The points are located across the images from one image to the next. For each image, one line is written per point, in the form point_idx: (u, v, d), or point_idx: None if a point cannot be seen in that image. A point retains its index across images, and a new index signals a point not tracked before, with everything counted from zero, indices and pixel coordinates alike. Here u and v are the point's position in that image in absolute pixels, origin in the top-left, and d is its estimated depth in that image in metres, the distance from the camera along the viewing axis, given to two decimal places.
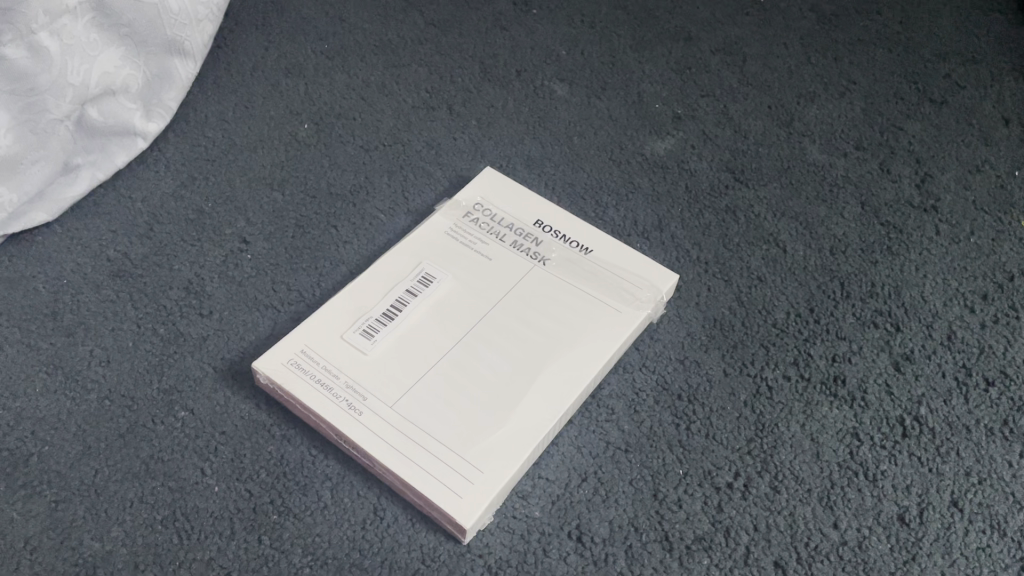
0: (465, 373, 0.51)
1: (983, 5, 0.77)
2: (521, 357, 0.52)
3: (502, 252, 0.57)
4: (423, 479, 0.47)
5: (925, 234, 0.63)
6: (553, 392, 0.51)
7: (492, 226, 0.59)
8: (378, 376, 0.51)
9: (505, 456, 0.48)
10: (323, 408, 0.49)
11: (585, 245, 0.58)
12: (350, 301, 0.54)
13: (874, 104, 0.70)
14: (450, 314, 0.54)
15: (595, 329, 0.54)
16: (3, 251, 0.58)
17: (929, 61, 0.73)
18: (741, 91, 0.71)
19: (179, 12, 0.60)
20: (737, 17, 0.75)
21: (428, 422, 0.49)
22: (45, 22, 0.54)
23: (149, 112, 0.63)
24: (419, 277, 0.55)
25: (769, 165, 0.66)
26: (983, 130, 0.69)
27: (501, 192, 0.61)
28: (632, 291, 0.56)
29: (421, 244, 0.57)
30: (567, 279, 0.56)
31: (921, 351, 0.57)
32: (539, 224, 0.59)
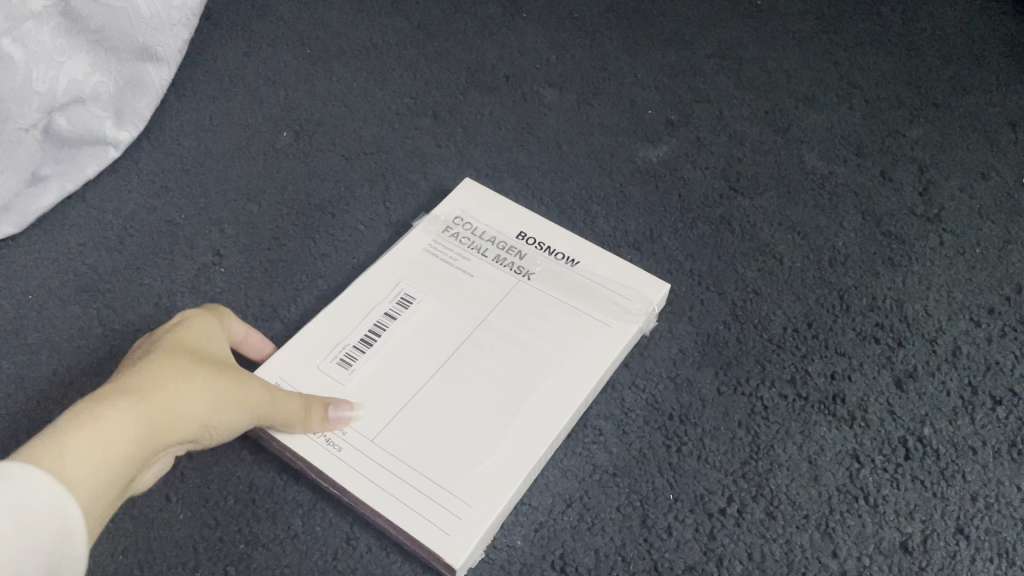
0: (449, 399, 0.49)
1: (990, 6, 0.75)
2: (509, 380, 0.50)
3: (485, 268, 0.55)
4: (407, 514, 0.44)
5: (929, 245, 0.61)
6: (544, 415, 0.48)
7: (474, 241, 0.56)
8: (356, 405, 0.48)
9: (493, 486, 0.45)
10: (299, 441, 0.47)
11: (571, 255, 0.56)
12: (326, 328, 0.51)
13: (875, 110, 0.68)
14: (431, 336, 0.51)
15: (585, 345, 0.51)
16: None
17: (933, 65, 0.71)
18: (737, 97, 0.68)
19: (151, 17, 0.58)
20: (733, 21, 0.73)
21: (411, 453, 0.47)
22: (7, 28, 0.52)
23: (121, 120, 0.61)
24: (398, 298, 0.53)
25: (765, 174, 0.64)
26: (988, 136, 0.67)
27: (482, 205, 0.58)
28: (620, 302, 0.53)
29: (399, 263, 0.55)
30: (554, 293, 0.54)
31: (924, 368, 0.55)
32: (523, 237, 0.57)
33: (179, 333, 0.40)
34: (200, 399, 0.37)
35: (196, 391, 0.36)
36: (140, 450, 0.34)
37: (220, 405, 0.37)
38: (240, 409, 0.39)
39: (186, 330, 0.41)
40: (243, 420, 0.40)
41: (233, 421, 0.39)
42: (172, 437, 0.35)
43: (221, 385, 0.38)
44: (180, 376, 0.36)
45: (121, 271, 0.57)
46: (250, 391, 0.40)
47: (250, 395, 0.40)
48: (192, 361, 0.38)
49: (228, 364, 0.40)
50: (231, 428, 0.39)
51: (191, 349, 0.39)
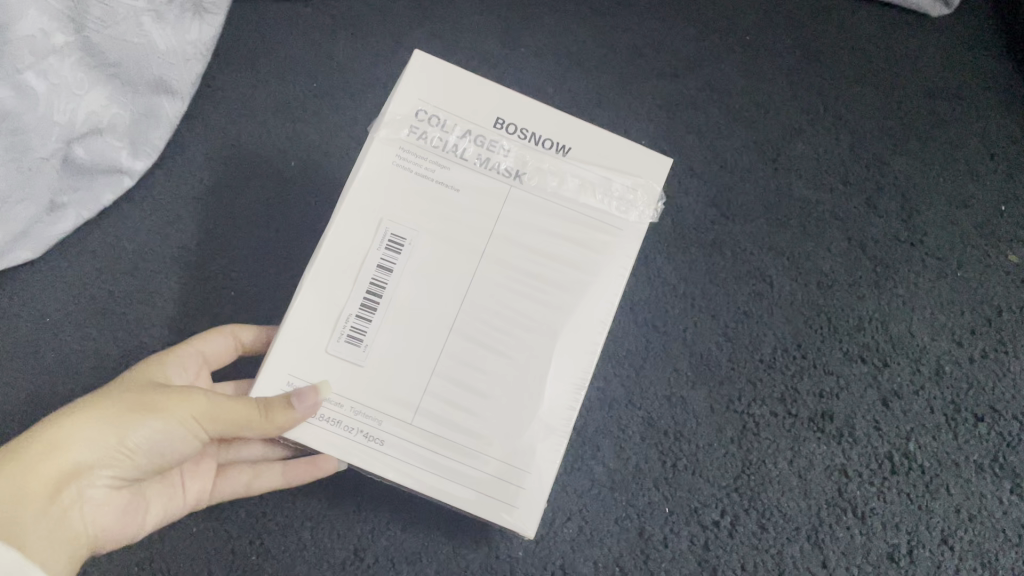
0: (472, 368, 0.47)
1: (981, 32, 0.75)
2: (529, 331, 0.47)
3: (469, 174, 0.47)
4: (469, 501, 0.46)
5: (912, 269, 0.66)
6: (573, 368, 0.48)
7: (444, 137, 0.47)
8: (377, 394, 0.46)
9: (544, 464, 0.47)
10: (333, 444, 0.45)
11: (561, 142, 0.48)
12: (318, 302, 0.46)
13: (860, 141, 0.71)
14: (431, 287, 0.47)
15: (601, 272, 0.48)
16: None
17: (918, 91, 0.73)
18: (728, 127, 0.70)
19: (167, 52, 0.61)
20: (726, 54, 0.73)
21: (452, 438, 0.46)
22: (31, 62, 0.55)
23: (136, 150, 0.63)
24: (386, 243, 0.46)
25: (754, 200, 0.67)
26: (969, 165, 0.70)
27: (440, 83, 0.47)
28: (625, 186, 0.48)
29: (369, 192, 0.46)
30: (557, 207, 0.48)
31: (908, 387, 0.62)
32: (500, 122, 0.48)
33: (140, 375, 0.49)
34: (79, 425, 0.43)
35: (76, 420, 0.44)
36: (29, 474, 0.42)
37: (103, 423, 0.44)
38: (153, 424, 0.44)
39: (149, 373, 0.50)
40: (156, 434, 0.44)
41: (142, 437, 0.44)
42: (67, 460, 0.43)
43: (133, 407, 0.44)
44: (69, 414, 0.44)
45: (150, 305, 0.62)
46: (164, 407, 0.44)
47: (162, 410, 0.44)
48: (103, 396, 0.45)
49: (152, 388, 0.46)
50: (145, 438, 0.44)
51: (128, 386, 0.47)
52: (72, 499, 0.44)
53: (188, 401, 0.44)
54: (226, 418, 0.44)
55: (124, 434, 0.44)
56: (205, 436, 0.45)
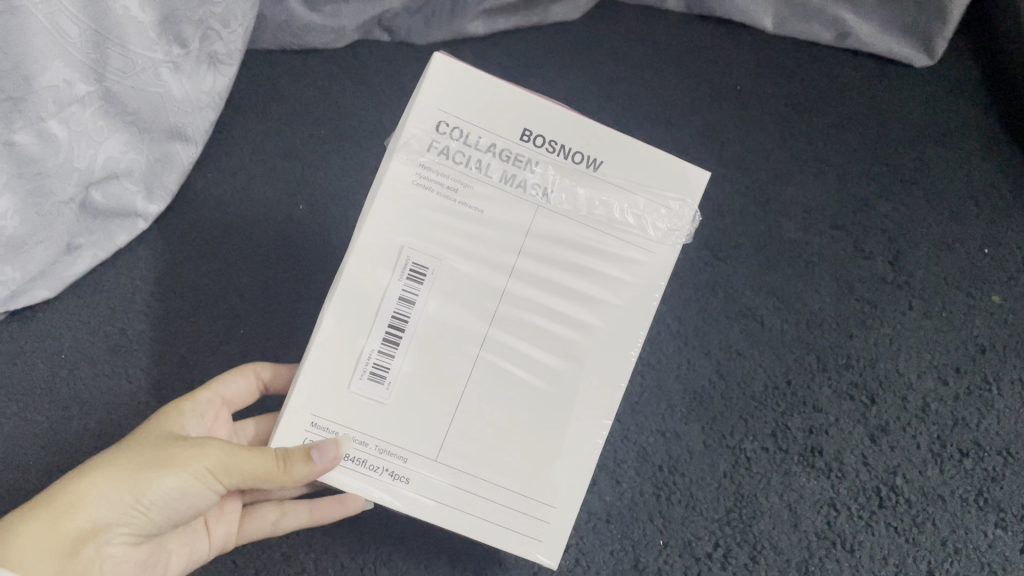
0: (499, 397, 0.49)
1: (967, 76, 0.78)
2: (553, 357, 0.49)
3: (496, 195, 0.48)
4: (497, 531, 0.48)
5: (898, 309, 0.69)
6: (599, 395, 0.49)
7: (468, 152, 0.47)
8: (402, 427, 0.48)
9: (571, 490, 0.49)
10: (359, 480, 0.47)
11: (591, 156, 0.49)
12: (341, 336, 0.47)
13: (848, 186, 0.73)
14: (457, 318, 0.48)
15: (626, 293, 0.50)
16: (10, 325, 0.63)
17: (902, 137, 0.76)
18: (719, 172, 0.73)
19: (183, 100, 0.64)
20: (717, 101, 0.76)
21: (479, 469, 0.48)
22: (54, 110, 0.57)
23: (151, 193, 0.65)
24: (410, 271, 0.47)
25: (746, 242, 0.70)
26: (953, 209, 0.73)
27: (461, 89, 0.47)
28: (654, 206, 0.49)
29: (392, 217, 0.47)
30: (582, 228, 0.49)
31: (895, 424, 0.66)
32: (527, 135, 0.48)
33: (160, 421, 0.51)
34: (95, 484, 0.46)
35: (93, 479, 0.46)
36: (50, 533, 0.45)
37: (118, 480, 0.46)
38: (169, 480, 0.46)
39: (169, 418, 0.51)
40: (169, 488, 0.46)
41: (157, 492, 0.46)
42: (85, 518, 0.46)
43: (151, 465, 0.46)
44: (88, 473, 0.47)
45: (164, 343, 0.65)
46: (179, 462, 0.46)
47: (175, 466, 0.46)
48: (122, 451, 0.48)
49: (167, 440, 0.48)
50: (158, 492, 0.46)
51: (147, 437, 0.49)
52: (93, 555, 0.46)
53: (201, 455, 0.46)
54: (241, 470, 0.46)
55: (137, 489, 0.46)
56: (220, 487, 0.47)
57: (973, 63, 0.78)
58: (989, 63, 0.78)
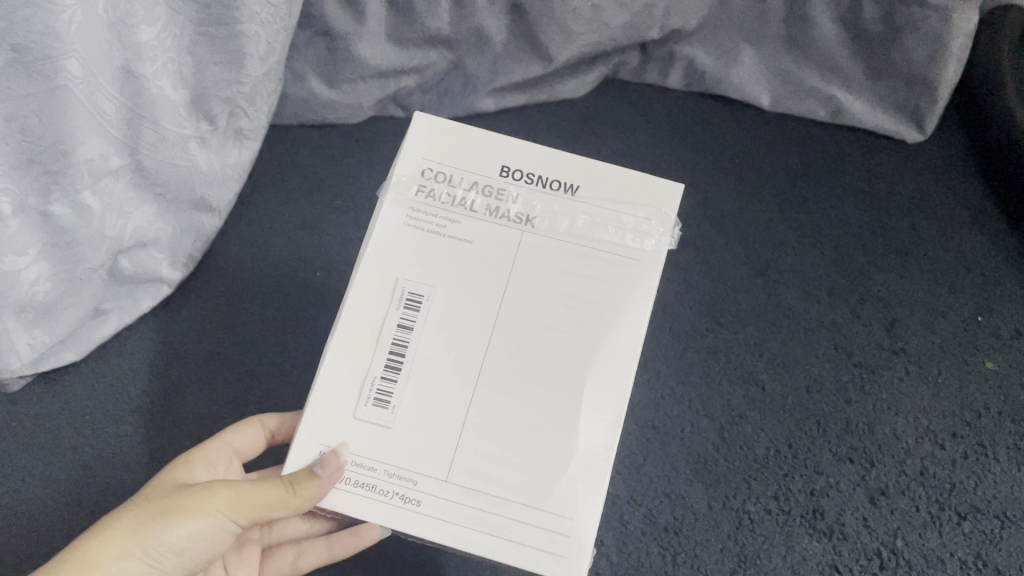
0: (502, 417, 0.48)
1: (954, 155, 0.83)
2: (557, 373, 0.49)
3: (483, 225, 0.50)
4: (517, 551, 0.46)
5: (896, 375, 0.71)
6: (606, 407, 0.49)
7: (451, 190, 0.51)
8: (408, 452, 0.48)
9: (588, 506, 0.47)
10: (371, 510, 0.47)
11: (569, 181, 0.51)
12: (341, 367, 0.49)
13: (844, 256, 0.77)
14: (452, 341, 0.49)
15: (624, 303, 0.50)
16: (39, 386, 0.67)
17: (895, 210, 0.80)
18: (720, 241, 0.77)
19: (209, 173, 0.67)
20: (717, 176, 0.81)
21: (488, 489, 0.47)
22: (89, 183, 0.61)
23: (176, 261, 0.69)
24: (405, 300, 0.49)
25: (745, 309, 0.73)
26: (947, 277, 0.76)
27: (440, 140, 0.52)
28: (638, 217, 0.51)
29: (385, 255, 0.50)
30: (571, 245, 0.50)
31: (895, 487, 0.67)
32: (505, 171, 0.51)
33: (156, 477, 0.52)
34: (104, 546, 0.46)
35: (102, 542, 0.47)
36: None
37: (128, 536, 0.47)
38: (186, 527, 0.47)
39: (165, 472, 0.53)
40: (182, 533, 0.47)
41: (173, 540, 0.47)
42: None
43: (162, 515, 0.47)
44: (95, 536, 0.47)
45: (184, 405, 0.67)
46: (191, 507, 0.47)
47: (187, 513, 0.47)
48: (125, 510, 0.48)
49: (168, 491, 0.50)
50: (172, 541, 0.47)
51: (146, 493, 0.50)
52: None
53: (208, 498, 0.48)
54: (252, 506, 0.47)
55: (151, 542, 0.47)
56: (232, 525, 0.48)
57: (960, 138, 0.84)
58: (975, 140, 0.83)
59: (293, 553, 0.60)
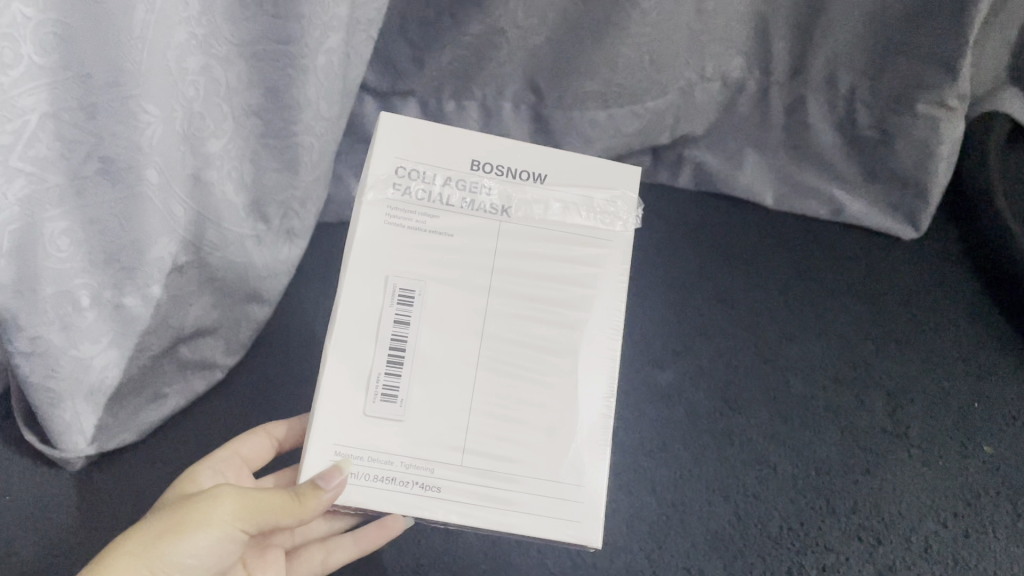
0: (502, 397, 0.57)
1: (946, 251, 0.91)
2: (547, 349, 0.58)
3: (465, 220, 0.57)
4: (540, 522, 0.56)
5: (899, 457, 0.78)
6: (594, 378, 0.58)
7: (427, 187, 0.57)
8: (420, 437, 0.55)
9: (590, 469, 0.57)
10: (398, 496, 0.55)
11: (536, 172, 0.59)
12: (346, 365, 0.55)
13: (849, 345, 0.84)
14: (446, 329, 0.56)
15: (598, 280, 0.59)
16: (111, 466, 0.76)
17: (897, 300, 0.87)
18: (732, 330, 0.84)
19: (263, 270, 0.76)
20: (728, 267, 0.88)
21: (499, 465, 0.56)
22: (157, 277, 0.68)
23: (227, 348, 0.79)
24: (402, 296, 0.56)
25: (757, 394, 0.80)
26: (944, 366, 0.83)
27: (409, 139, 0.57)
28: (601, 201, 0.59)
29: (375, 255, 0.56)
30: (548, 236, 0.58)
31: (901, 563, 0.73)
32: (476, 165, 0.58)
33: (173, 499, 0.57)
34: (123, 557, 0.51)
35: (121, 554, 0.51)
36: None
37: (143, 548, 0.51)
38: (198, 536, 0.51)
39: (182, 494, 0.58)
40: (191, 542, 0.51)
41: (184, 548, 0.51)
42: None
43: (173, 528, 0.52)
44: (115, 549, 0.52)
45: None
46: (200, 517, 0.52)
47: (195, 521, 0.52)
48: (143, 526, 0.53)
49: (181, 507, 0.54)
50: (184, 549, 0.51)
51: (163, 511, 0.55)
52: None
53: (215, 506, 0.52)
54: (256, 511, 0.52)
55: (164, 552, 0.51)
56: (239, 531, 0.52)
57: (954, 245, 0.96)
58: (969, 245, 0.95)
59: (323, 550, 0.66)
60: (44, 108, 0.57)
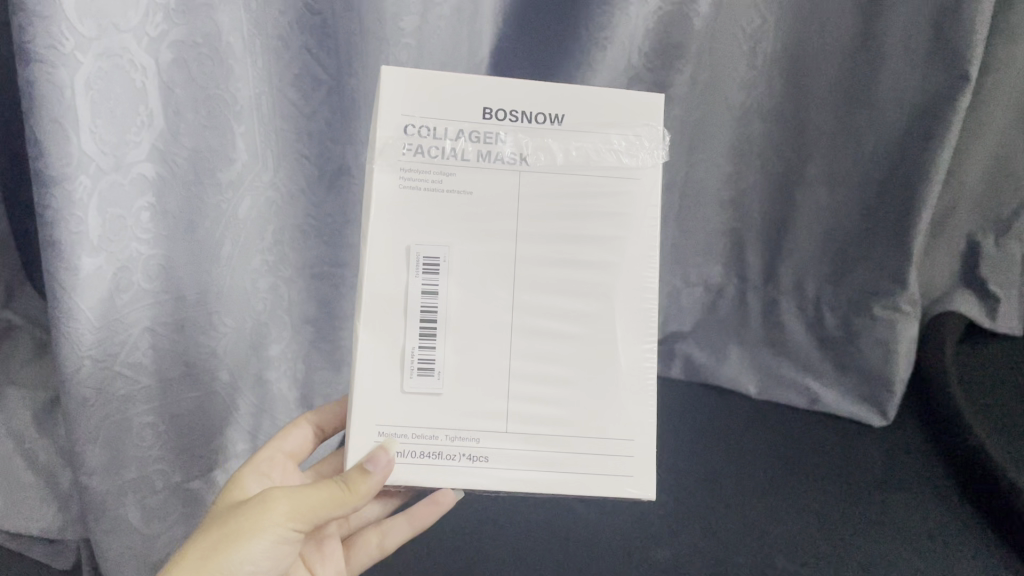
0: (539, 359, 0.59)
1: (908, 445, 1.05)
2: (583, 307, 0.59)
3: (485, 174, 0.58)
4: (591, 480, 0.58)
5: None
6: (636, 329, 0.59)
7: (441, 143, 0.58)
8: (461, 409, 0.58)
9: (636, 419, 0.59)
10: (445, 469, 0.58)
11: (552, 113, 0.59)
12: (377, 343, 0.57)
13: (826, 523, 0.96)
14: (477, 295, 0.58)
15: (631, 223, 0.59)
16: None
17: (867, 486, 1.00)
18: (718, 509, 0.97)
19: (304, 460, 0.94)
20: (709, 455, 1.04)
21: (544, 428, 0.58)
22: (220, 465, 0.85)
23: None
24: (429, 262, 0.57)
25: (746, 569, 0.91)
26: (913, 543, 0.93)
27: (415, 95, 0.58)
28: (626, 134, 0.59)
29: (395, 224, 0.57)
30: (571, 186, 0.59)
31: None
32: (489, 113, 0.58)
33: (217, 513, 0.60)
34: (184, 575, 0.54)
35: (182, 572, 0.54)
36: None
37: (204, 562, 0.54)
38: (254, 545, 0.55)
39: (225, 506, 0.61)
40: (250, 549, 0.55)
41: (245, 557, 0.55)
42: None
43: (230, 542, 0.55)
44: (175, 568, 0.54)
45: None
46: (254, 526, 0.55)
47: (252, 530, 0.55)
48: (198, 543, 0.56)
49: (230, 517, 0.57)
50: (245, 558, 0.55)
51: (211, 525, 0.58)
52: None
53: (267, 513, 0.55)
54: (308, 511, 0.56)
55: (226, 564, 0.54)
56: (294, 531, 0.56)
57: (919, 433, 1.06)
58: (932, 433, 1.06)
59: (378, 535, 0.75)
60: (144, 323, 0.73)
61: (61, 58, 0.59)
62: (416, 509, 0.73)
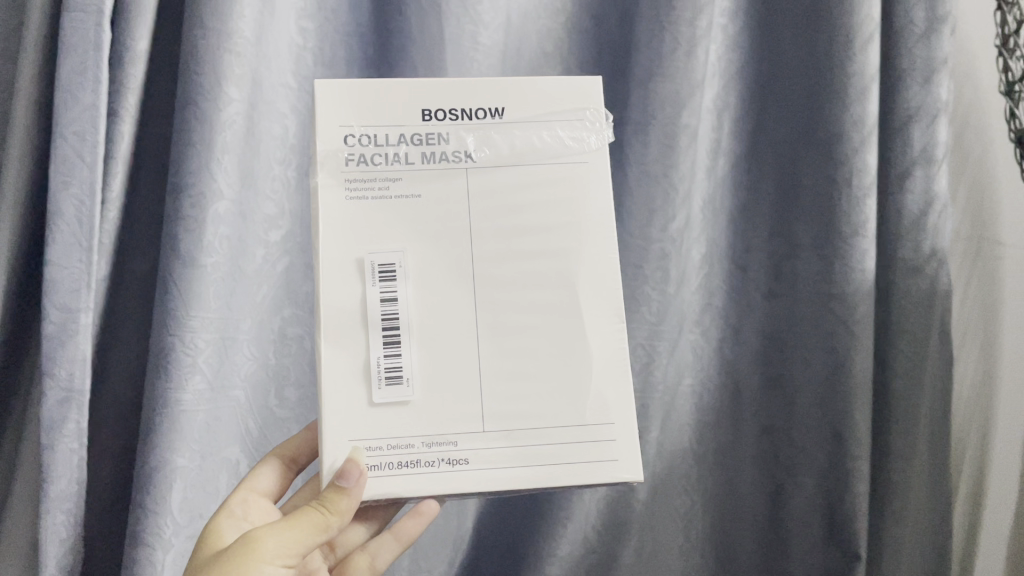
0: (506, 355, 0.69)
1: None
2: (549, 297, 0.70)
3: (432, 171, 0.70)
4: (575, 467, 0.68)
5: None
6: (602, 318, 0.70)
7: (381, 147, 0.69)
8: (433, 414, 0.68)
9: (614, 406, 0.69)
10: (430, 474, 0.67)
11: (491, 108, 0.71)
12: (338, 355, 0.67)
13: None
14: (435, 291, 0.68)
15: (585, 210, 0.71)
16: None
17: None
18: None
19: None
20: None
21: (522, 430, 0.68)
22: None
23: None
24: (387, 262, 0.68)
25: None
26: None
27: (349, 108, 0.69)
28: (568, 121, 0.71)
29: (350, 239, 0.68)
30: (518, 180, 0.70)
31: None
32: (428, 114, 0.70)
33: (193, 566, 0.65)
34: None
35: None
36: None
37: None
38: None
39: (199, 557, 0.66)
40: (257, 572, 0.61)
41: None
42: None
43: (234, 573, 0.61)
44: None
45: None
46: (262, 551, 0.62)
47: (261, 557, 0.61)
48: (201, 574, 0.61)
49: (222, 554, 0.63)
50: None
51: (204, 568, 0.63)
52: None
53: (269, 540, 0.63)
54: (299, 536, 0.63)
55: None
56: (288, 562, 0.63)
57: None
58: None
59: (368, 556, 0.85)
60: None
61: (159, 540, 0.81)
62: (403, 525, 0.84)
